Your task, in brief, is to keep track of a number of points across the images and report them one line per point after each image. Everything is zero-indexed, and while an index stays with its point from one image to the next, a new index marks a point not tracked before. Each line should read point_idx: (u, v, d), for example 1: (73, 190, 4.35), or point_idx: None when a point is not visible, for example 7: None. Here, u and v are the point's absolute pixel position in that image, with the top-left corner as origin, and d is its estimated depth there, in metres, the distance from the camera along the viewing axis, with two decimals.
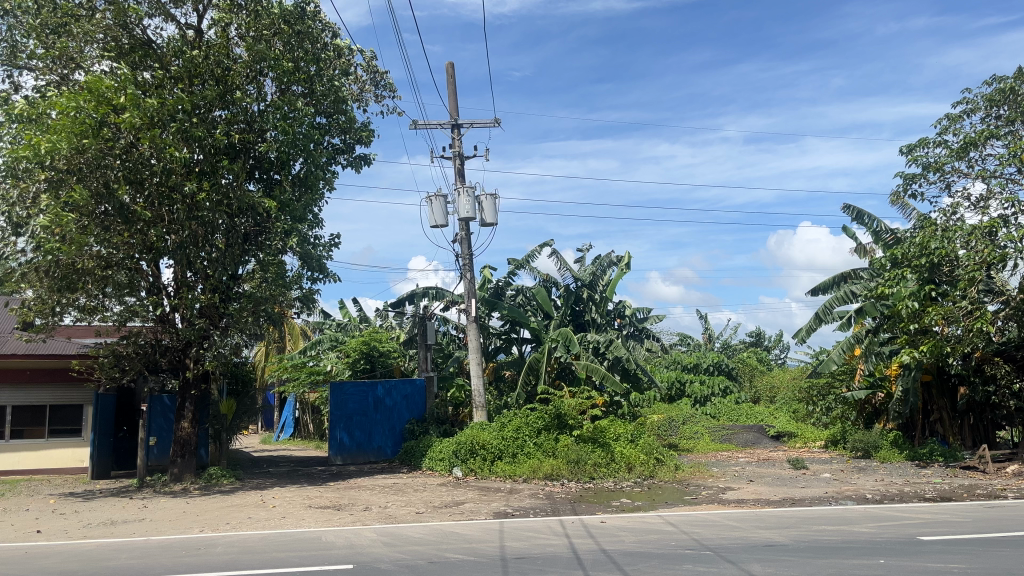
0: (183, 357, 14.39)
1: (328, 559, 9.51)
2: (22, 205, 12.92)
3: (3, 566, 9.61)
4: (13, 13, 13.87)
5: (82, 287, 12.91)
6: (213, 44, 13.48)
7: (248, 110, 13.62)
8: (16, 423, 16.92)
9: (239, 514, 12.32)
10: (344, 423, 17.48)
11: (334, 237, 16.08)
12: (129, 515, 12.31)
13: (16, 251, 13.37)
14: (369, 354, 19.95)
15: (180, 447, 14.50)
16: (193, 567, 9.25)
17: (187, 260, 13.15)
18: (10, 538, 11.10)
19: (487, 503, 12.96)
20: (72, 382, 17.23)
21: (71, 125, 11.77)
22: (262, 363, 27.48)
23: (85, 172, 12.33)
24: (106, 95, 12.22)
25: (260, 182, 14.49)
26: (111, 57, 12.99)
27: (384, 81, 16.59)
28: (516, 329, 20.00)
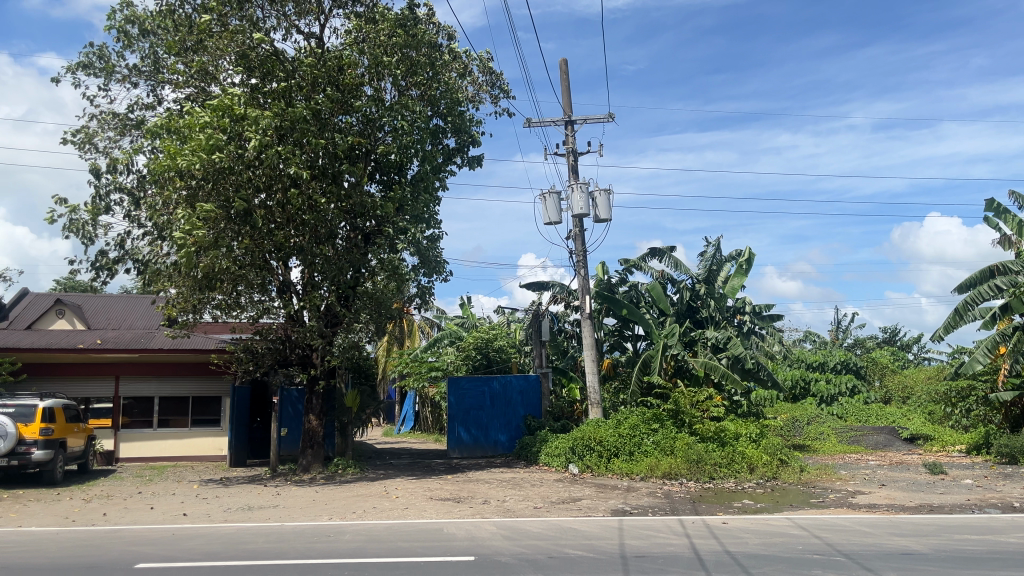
0: (309, 353, 15.05)
1: (450, 551, 9.72)
2: (165, 211, 13.65)
3: (155, 546, 10.39)
4: (155, 31, 14.72)
5: (219, 287, 13.77)
6: (335, 52, 13.86)
7: (370, 114, 14.02)
8: (163, 412, 18.09)
9: (365, 504, 12.80)
10: (461, 419, 17.78)
11: (439, 230, 15.85)
12: (264, 501, 13.00)
13: (161, 253, 14.22)
14: (485, 351, 20.29)
15: (308, 439, 15.10)
16: (323, 553, 9.70)
17: (311, 262, 13.69)
18: (159, 520, 11.96)
19: (604, 500, 12.93)
20: (211, 375, 18.19)
21: (204, 139, 12.39)
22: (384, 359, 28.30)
23: (217, 179, 12.92)
24: (230, 110, 12.76)
25: (381, 184, 14.80)
26: (242, 70, 13.61)
27: (500, 82, 16.72)
28: (631, 326, 19.69)
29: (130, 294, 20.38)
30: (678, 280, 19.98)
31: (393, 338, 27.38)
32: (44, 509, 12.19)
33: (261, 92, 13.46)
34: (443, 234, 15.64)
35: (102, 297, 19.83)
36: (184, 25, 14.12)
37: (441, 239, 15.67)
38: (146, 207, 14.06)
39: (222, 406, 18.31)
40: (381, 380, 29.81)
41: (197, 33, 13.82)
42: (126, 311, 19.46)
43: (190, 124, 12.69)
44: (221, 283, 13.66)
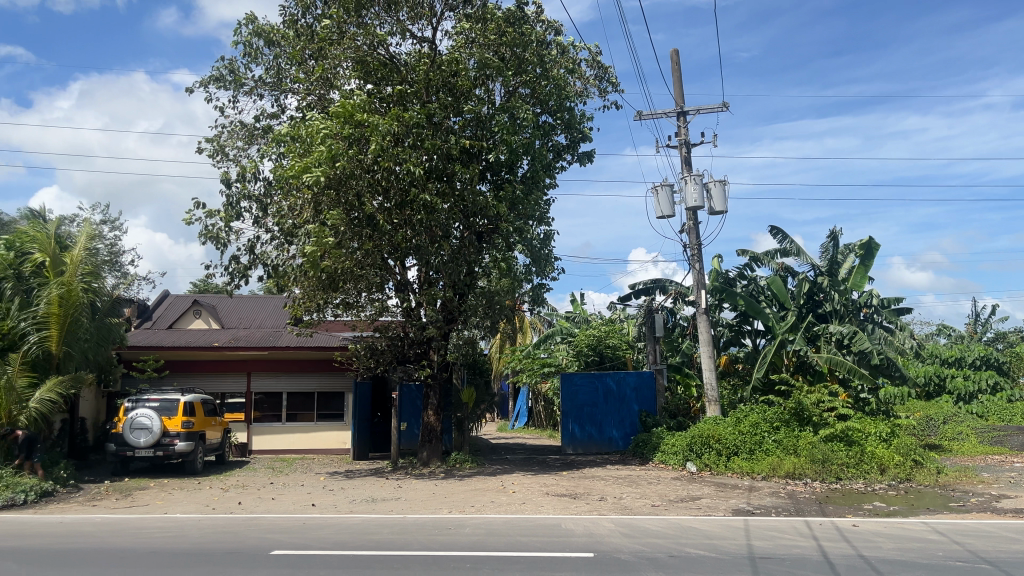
0: (427, 349, 15.46)
1: (569, 547, 9.73)
2: (291, 215, 14.32)
3: (288, 534, 10.92)
4: (279, 43, 15.40)
5: (342, 287, 14.35)
6: (447, 54, 14.13)
7: (483, 114, 14.21)
8: (291, 407, 18.97)
9: (483, 498, 13.00)
10: (575, 415, 17.80)
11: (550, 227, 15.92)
12: (386, 493, 13.42)
13: (286, 255, 14.92)
14: (598, 347, 20.21)
15: (426, 434, 15.48)
16: (445, 545, 9.91)
17: (428, 261, 14.06)
18: (290, 510, 12.55)
19: (724, 500, 12.63)
20: (334, 371, 18.93)
21: (327, 146, 12.92)
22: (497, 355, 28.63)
23: (340, 184, 13.46)
24: (355, 117, 13.13)
25: (492, 183, 14.98)
26: (358, 76, 14.10)
27: (609, 76, 16.58)
28: (749, 321, 19.13)
29: (259, 295, 21.49)
30: (798, 273, 19.25)
31: (505, 335, 27.67)
32: (187, 497, 13.02)
33: (378, 96, 13.95)
34: (555, 232, 15.70)
35: (234, 298, 21.00)
36: (307, 36, 14.75)
37: (554, 237, 15.73)
38: (274, 212, 14.72)
39: (345, 400, 19.03)
40: (494, 376, 30.18)
41: (318, 43, 14.37)
42: (256, 311, 20.53)
43: (314, 132, 13.20)
44: (343, 283, 14.22)
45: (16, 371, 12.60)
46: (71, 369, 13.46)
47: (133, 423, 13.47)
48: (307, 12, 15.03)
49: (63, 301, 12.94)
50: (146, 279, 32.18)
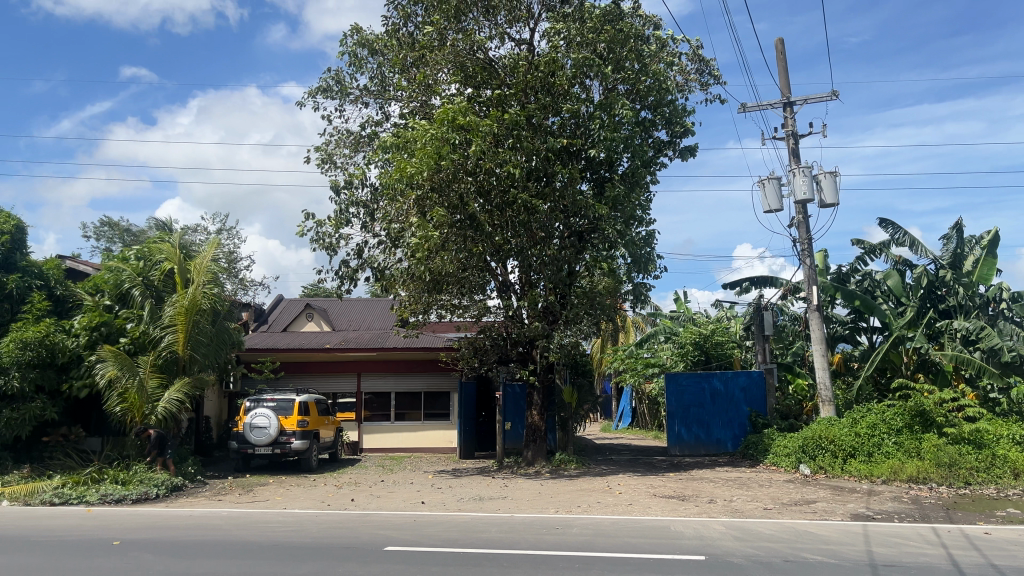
0: (529, 350, 15.53)
1: (679, 549, 9.56)
2: (397, 219, 14.69)
3: (400, 530, 11.19)
4: (382, 52, 15.82)
5: (446, 288, 14.61)
6: (544, 55, 14.16)
7: (582, 114, 14.14)
8: (399, 407, 19.45)
9: (590, 498, 12.95)
10: (682, 415, 17.51)
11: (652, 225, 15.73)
12: (493, 492, 13.56)
13: (392, 258, 15.29)
14: (703, 346, 19.81)
15: (531, 433, 15.56)
16: (553, 545, 9.93)
17: (529, 262, 14.15)
18: (401, 507, 12.87)
19: (842, 504, 12.12)
20: (439, 371, 19.29)
21: (430, 151, 13.16)
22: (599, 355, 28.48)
23: (443, 188, 13.70)
24: (457, 121, 13.31)
25: (592, 182, 14.89)
26: (458, 80, 14.32)
27: (711, 69, 16.22)
28: (865, 317, 18.33)
29: (367, 298, 22.16)
30: (917, 266, 18.30)
31: (607, 335, 27.50)
32: (303, 493, 13.56)
33: (478, 100, 14.10)
34: (658, 229, 15.48)
35: (344, 301, 21.74)
36: (409, 44, 15.12)
37: (656, 234, 15.51)
38: (380, 217, 15.13)
39: (451, 400, 19.36)
40: (597, 377, 30.04)
41: (419, 50, 14.69)
42: (365, 314, 21.19)
43: (418, 137, 13.47)
44: (447, 284, 14.47)
45: (146, 375, 13.38)
46: (195, 372, 14.08)
47: (253, 422, 14.13)
48: (408, 21, 15.38)
49: (188, 309, 13.62)
50: (261, 285, 33.68)
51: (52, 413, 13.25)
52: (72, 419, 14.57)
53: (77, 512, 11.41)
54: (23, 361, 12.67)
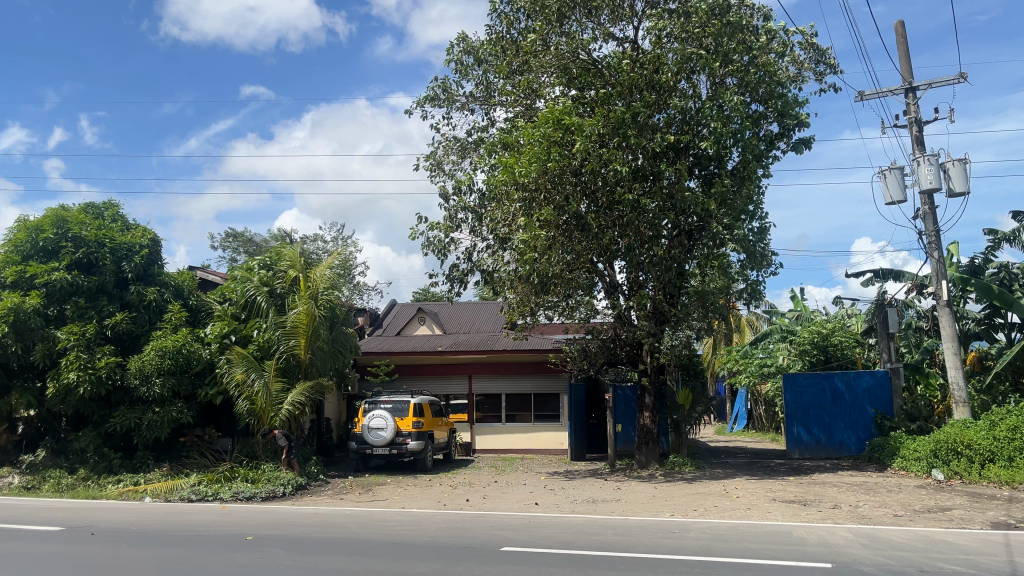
0: (639, 351, 15.32)
1: (803, 556, 9.23)
2: (504, 223, 14.84)
3: (515, 531, 11.32)
4: (487, 59, 16.06)
5: (553, 290, 14.62)
6: (650, 52, 14.01)
7: (688, 110, 13.86)
8: (510, 408, 19.63)
9: (706, 502, 12.70)
10: (801, 417, 16.97)
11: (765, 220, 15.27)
12: (607, 495, 13.49)
13: (500, 262, 15.43)
14: (822, 346, 19.08)
15: (643, 436, 15.41)
16: (670, 549, 9.80)
17: (637, 263, 14.03)
18: (515, 508, 13.00)
19: (981, 512, 11.39)
20: (549, 373, 19.37)
21: (535, 153, 13.20)
22: (711, 356, 27.89)
23: (549, 189, 13.70)
24: (562, 121, 13.30)
25: (701, 178, 14.60)
26: (562, 82, 14.36)
27: (826, 57, 15.61)
28: (1002, 313, 17.18)
29: (476, 301, 22.52)
30: None
31: (719, 335, 26.90)
32: (420, 493, 13.89)
33: (583, 101, 14.07)
34: (771, 225, 15.02)
35: (454, 305, 22.17)
36: (513, 50, 15.26)
37: (769, 230, 15.04)
38: (489, 221, 15.31)
39: (561, 402, 19.40)
40: (710, 378, 29.43)
41: (523, 55, 14.81)
42: (474, 317, 21.53)
43: (524, 140, 13.55)
44: (555, 286, 14.47)
45: (270, 379, 13.99)
46: (316, 376, 14.62)
47: (371, 423, 14.59)
48: (512, 27, 15.55)
49: (309, 315, 14.23)
50: (374, 290, 34.89)
51: (188, 416, 14.06)
52: (205, 421, 15.45)
53: (213, 508, 12.09)
54: (161, 368, 13.55)
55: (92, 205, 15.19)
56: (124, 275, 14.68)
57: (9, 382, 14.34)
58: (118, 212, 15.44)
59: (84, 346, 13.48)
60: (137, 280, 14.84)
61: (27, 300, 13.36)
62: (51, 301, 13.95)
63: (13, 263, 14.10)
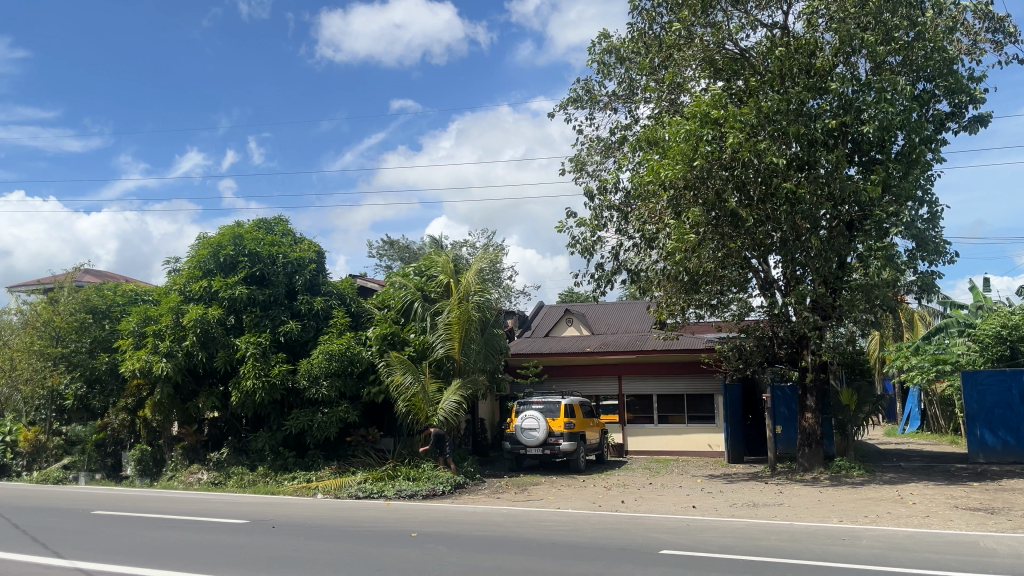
0: (799, 349, 14.71)
1: (994, 569, 8.50)
2: (652, 221, 14.64)
3: (673, 534, 11.14)
4: (629, 56, 15.95)
5: (705, 288, 14.26)
6: (802, 37, 13.42)
7: (847, 95, 13.13)
8: (662, 409, 19.35)
9: (879, 508, 11.96)
10: (984, 419, 15.67)
11: (935, 207, 14.26)
12: (768, 499, 13.00)
13: (649, 261, 15.21)
14: (1009, 340, 17.49)
15: (806, 438, 14.74)
16: (841, 557, 9.31)
17: (793, 257, 13.44)
18: (672, 510, 12.78)
19: None
20: (701, 374, 18.86)
21: (683, 149, 12.91)
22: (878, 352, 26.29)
23: (697, 184, 13.32)
24: (710, 115, 12.94)
25: (861, 165, 13.82)
26: (708, 75, 14.03)
27: (1004, 26, 14.34)
28: None
29: (623, 301, 22.37)
30: None
31: (886, 330, 25.31)
32: (575, 493, 13.96)
33: (731, 92, 13.66)
34: (944, 210, 13.97)
35: (601, 305, 22.15)
36: (656, 45, 15.07)
37: (941, 217, 14.01)
38: (635, 220, 15.16)
39: (716, 403, 18.87)
40: (876, 375, 27.74)
41: (666, 50, 14.58)
42: (622, 317, 21.41)
43: (671, 136, 13.29)
44: (706, 284, 14.11)
45: (427, 381, 14.53)
46: (470, 377, 15.00)
47: (524, 424, 14.81)
48: (655, 21, 15.36)
49: (462, 319, 14.64)
50: (522, 291, 35.55)
51: (354, 416, 14.88)
52: (370, 421, 16.30)
53: (379, 505, 12.68)
54: (328, 370, 14.42)
55: (264, 220, 16.41)
56: (295, 286, 15.75)
57: (197, 386, 15.70)
58: (285, 227, 16.57)
59: (261, 352, 14.55)
60: (304, 290, 15.85)
61: (210, 311, 14.60)
62: (231, 311, 15.17)
63: (197, 277, 15.44)
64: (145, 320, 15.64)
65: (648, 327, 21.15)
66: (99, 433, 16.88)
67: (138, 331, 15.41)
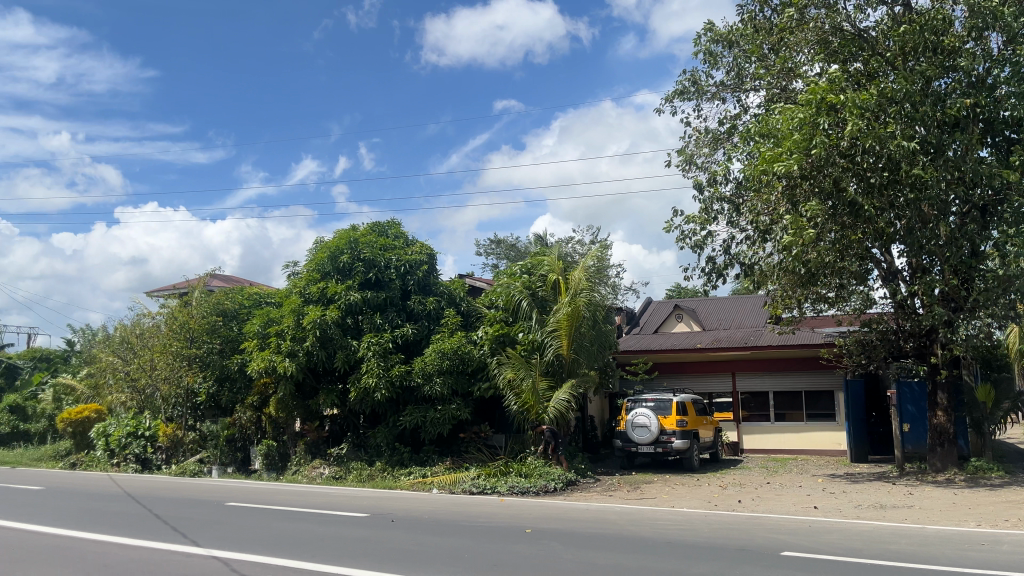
0: (927, 343, 14.02)
1: None
2: (766, 212, 14.22)
3: (795, 535, 10.77)
4: (739, 43, 15.56)
5: (823, 281, 13.77)
6: (927, 13, 12.72)
7: (978, 72, 12.34)
8: (778, 407, 18.86)
9: (1022, 512, 11.17)
10: None
11: None
12: (896, 500, 12.38)
13: (762, 254, 14.76)
14: None
15: (937, 436, 13.98)
16: (980, 563, 8.75)
17: (920, 246, 12.77)
18: (792, 511, 12.37)
19: None
20: (821, 370, 18.31)
21: (798, 137, 12.47)
22: None
23: (813, 173, 12.76)
24: (827, 101, 12.39)
25: (995, 146, 13.00)
26: (823, 58, 13.50)
27: None
28: None
29: (735, 295, 21.82)
30: None
31: None
32: (689, 492, 13.73)
33: (849, 75, 13.10)
34: None
35: (712, 300, 21.67)
36: (767, 30, 14.63)
37: None
38: (747, 212, 14.75)
39: (837, 400, 18.30)
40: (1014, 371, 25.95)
41: (778, 34, 14.19)
42: (734, 312, 20.95)
43: (784, 124, 12.82)
44: (824, 276, 13.60)
45: (537, 378, 14.63)
46: (580, 375, 15.00)
47: (635, 421, 14.66)
48: (765, 6, 14.93)
49: (570, 315, 14.66)
50: (630, 288, 35.43)
51: (466, 413, 15.19)
52: (481, 418, 16.60)
53: (493, 501, 12.85)
54: (441, 368, 14.77)
55: (377, 224, 16.96)
56: (408, 288, 16.25)
57: (317, 383, 16.38)
58: (397, 230, 17.06)
59: (378, 352, 15.01)
60: (417, 291, 16.30)
61: (328, 313, 15.19)
62: (347, 313, 15.79)
63: (315, 280, 16.13)
64: (268, 322, 16.43)
65: (762, 321, 20.55)
66: (229, 428, 17.87)
67: (262, 333, 16.22)
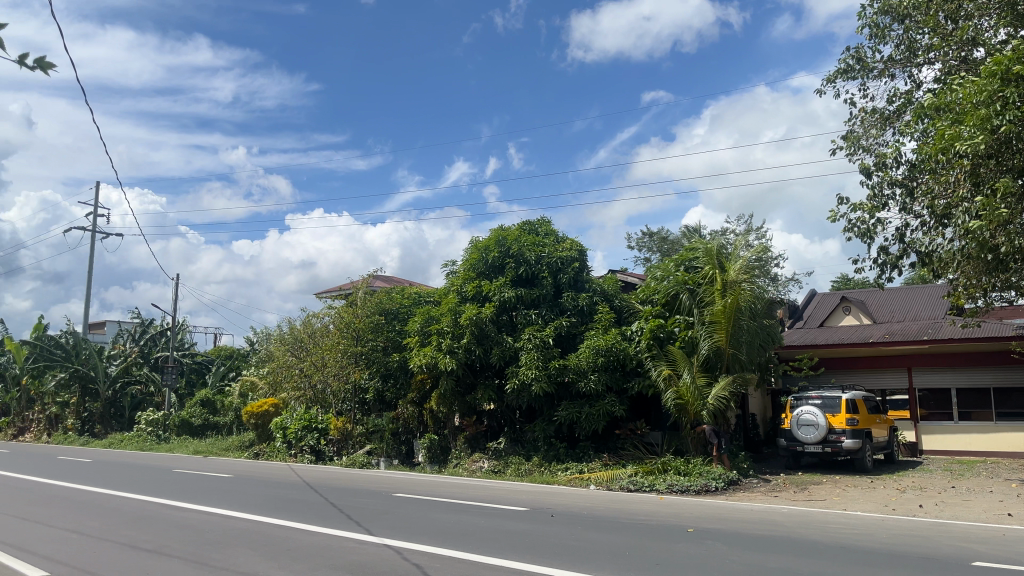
0: None
1: None
2: (945, 195, 13.14)
3: (987, 545, 9.88)
4: (909, 14, 14.50)
5: (1014, 267, 12.55)
6: None
7: None
8: (962, 405, 17.63)
9: None
10: None
11: None
12: None
13: (941, 240, 13.68)
14: None
15: None
16: None
17: None
18: (983, 518, 11.34)
19: None
20: (1011, 365, 17.02)
21: (982, 111, 11.39)
22: None
23: (1001, 150, 11.67)
24: (1016, 70, 11.29)
25: None
26: (1009, 23, 12.33)
27: None
28: None
29: (910, 285, 20.36)
30: None
31: None
32: (863, 495, 12.94)
33: None
34: None
35: (884, 291, 20.32)
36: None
37: None
38: (923, 195, 13.72)
39: None
40: None
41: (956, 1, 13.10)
42: (909, 304, 19.61)
43: (966, 96, 11.78)
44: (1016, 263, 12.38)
45: (695, 374, 14.31)
46: (739, 371, 14.51)
47: (801, 419, 14.03)
48: None
49: (726, 307, 14.23)
50: (790, 281, 34.07)
51: (620, 409, 15.08)
52: (636, 415, 16.47)
53: (651, 499, 12.67)
54: (595, 364, 14.74)
55: (529, 222, 17.20)
56: (559, 284, 16.36)
57: (475, 379, 16.80)
58: (549, 227, 17.24)
59: (532, 347, 15.21)
60: (569, 287, 16.36)
61: (483, 311, 15.56)
62: (501, 309, 16.14)
63: (470, 279, 16.62)
64: (428, 321, 17.07)
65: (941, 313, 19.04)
66: (394, 422, 18.69)
67: (423, 331, 16.86)
